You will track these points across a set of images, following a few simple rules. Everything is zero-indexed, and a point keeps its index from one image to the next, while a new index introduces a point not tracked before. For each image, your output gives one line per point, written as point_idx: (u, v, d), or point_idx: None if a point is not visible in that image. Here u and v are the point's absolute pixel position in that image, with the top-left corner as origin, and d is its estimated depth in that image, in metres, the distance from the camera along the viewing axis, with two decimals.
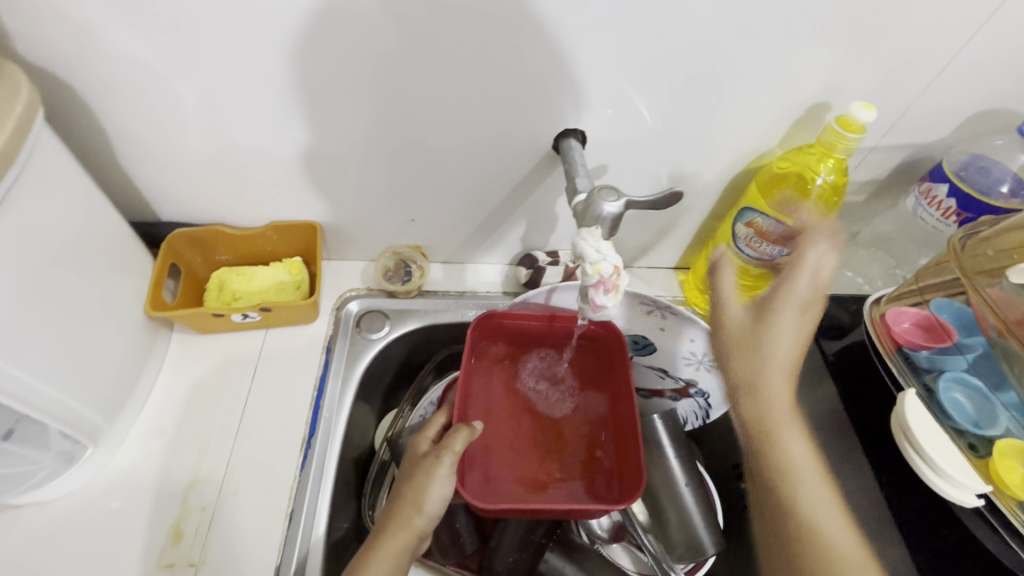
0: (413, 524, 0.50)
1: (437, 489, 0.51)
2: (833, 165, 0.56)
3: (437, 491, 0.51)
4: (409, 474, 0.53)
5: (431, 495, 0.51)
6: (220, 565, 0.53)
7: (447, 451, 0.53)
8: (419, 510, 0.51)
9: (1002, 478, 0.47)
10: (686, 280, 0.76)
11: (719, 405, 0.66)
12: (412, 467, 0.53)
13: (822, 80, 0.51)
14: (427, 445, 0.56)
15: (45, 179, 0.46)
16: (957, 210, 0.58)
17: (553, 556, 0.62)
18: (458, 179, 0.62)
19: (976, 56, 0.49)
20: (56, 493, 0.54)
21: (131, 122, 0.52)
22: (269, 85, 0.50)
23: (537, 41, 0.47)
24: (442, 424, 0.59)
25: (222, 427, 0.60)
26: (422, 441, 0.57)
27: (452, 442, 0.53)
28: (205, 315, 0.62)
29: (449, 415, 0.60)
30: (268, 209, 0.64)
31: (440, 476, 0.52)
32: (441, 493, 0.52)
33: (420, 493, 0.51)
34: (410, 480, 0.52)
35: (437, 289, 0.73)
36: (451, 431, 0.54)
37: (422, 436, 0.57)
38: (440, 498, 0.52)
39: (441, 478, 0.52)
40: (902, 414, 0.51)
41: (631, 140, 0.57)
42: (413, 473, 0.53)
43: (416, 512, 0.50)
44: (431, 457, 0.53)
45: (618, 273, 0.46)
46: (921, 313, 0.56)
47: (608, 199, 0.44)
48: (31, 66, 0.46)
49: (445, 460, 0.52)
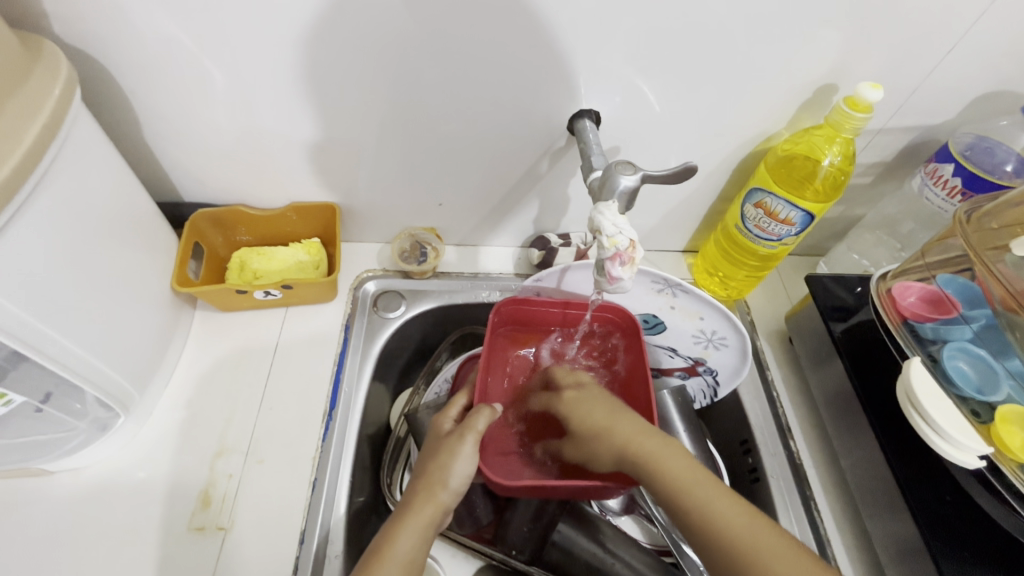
0: (439, 498, 0.51)
1: (462, 466, 0.52)
2: (841, 145, 0.57)
3: (460, 469, 0.52)
4: (434, 452, 0.54)
5: (455, 471, 0.52)
6: (247, 528, 0.55)
7: (470, 430, 0.54)
8: (444, 485, 0.51)
9: (1004, 442, 0.49)
10: (695, 263, 0.78)
11: (727, 383, 0.68)
12: (436, 445, 0.55)
13: (832, 62, 0.52)
14: (451, 424, 0.58)
15: (82, 154, 0.48)
16: (962, 188, 0.59)
17: (567, 528, 0.60)
18: (474, 161, 0.63)
19: (984, 38, 0.50)
20: (90, 460, 0.57)
21: (160, 103, 0.54)
22: (294, 66, 0.51)
23: (555, 22, 0.49)
24: (462, 405, 0.60)
25: (245, 400, 0.62)
26: (445, 421, 0.58)
27: (474, 421, 0.55)
28: (229, 292, 0.63)
29: (469, 397, 0.62)
30: (288, 190, 0.66)
31: (464, 453, 0.53)
32: (466, 470, 0.53)
33: (444, 469, 0.52)
34: (435, 457, 0.54)
35: (451, 270, 0.75)
36: (474, 412, 0.56)
37: (444, 416, 0.59)
38: (465, 474, 0.52)
39: (465, 456, 0.53)
40: (905, 381, 0.53)
41: (644, 122, 0.58)
42: (437, 451, 0.54)
43: (441, 487, 0.51)
44: (454, 436, 0.55)
45: (634, 246, 0.48)
46: (928, 288, 0.57)
47: (626, 173, 0.46)
48: (67, 46, 0.48)
49: (468, 439, 0.54)
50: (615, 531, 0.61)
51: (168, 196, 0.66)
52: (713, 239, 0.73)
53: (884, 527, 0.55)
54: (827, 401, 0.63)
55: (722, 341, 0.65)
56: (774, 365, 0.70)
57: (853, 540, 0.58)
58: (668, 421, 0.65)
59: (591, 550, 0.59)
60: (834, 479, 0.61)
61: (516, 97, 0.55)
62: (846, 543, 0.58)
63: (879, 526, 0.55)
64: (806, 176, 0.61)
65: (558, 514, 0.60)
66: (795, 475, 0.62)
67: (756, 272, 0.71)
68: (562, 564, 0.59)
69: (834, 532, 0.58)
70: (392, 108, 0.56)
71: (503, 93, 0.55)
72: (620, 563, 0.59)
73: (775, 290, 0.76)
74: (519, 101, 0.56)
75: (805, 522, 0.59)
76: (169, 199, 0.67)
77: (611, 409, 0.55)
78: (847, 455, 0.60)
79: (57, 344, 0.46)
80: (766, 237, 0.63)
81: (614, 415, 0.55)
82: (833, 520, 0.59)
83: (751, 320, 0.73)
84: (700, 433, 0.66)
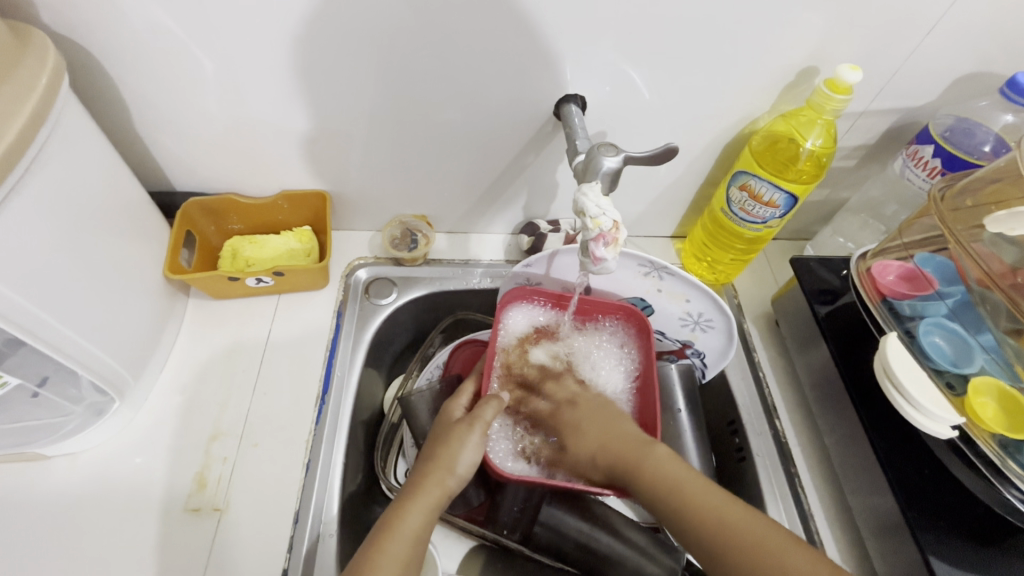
0: (447, 484, 0.52)
1: (469, 454, 0.54)
2: (822, 128, 0.58)
3: (468, 456, 0.54)
4: (443, 437, 0.55)
5: (463, 458, 0.53)
6: (243, 508, 0.56)
7: (479, 420, 0.56)
8: (451, 472, 0.53)
9: (976, 413, 0.51)
10: (683, 248, 0.79)
11: (714, 365, 0.69)
12: (445, 431, 0.56)
13: (811, 46, 0.53)
14: (460, 412, 0.59)
15: (71, 138, 0.48)
16: (942, 169, 0.60)
17: (553, 508, 0.60)
18: (462, 148, 0.63)
19: (961, 22, 0.51)
20: (85, 445, 0.58)
21: (150, 92, 0.55)
22: (282, 55, 0.52)
23: (539, 8, 0.49)
24: (472, 392, 0.62)
25: (238, 386, 0.63)
26: (455, 408, 0.59)
27: (483, 412, 0.56)
28: (221, 279, 0.64)
29: (478, 384, 0.63)
30: (279, 179, 0.66)
31: (472, 442, 0.54)
32: (473, 458, 0.54)
33: (452, 457, 0.53)
34: (444, 444, 0.54)
35: (443, 257, 0.76)
36: (482, 402, 0.57)
37: (455, 403, 0.60)
38: (471, 462, 0.54)
39: (473, 445, 0.54)
40: (882, 356, 0.54)
41: (630, 109, 0.59)
42: (445, 437, 0.55)
43: (449, 473, 0.52)
44: (463, 424, 0.56)
45: (617, 227, 0.49)
46: (906, 266, 0.59)
47: (608, 155, 0.47)
48: (56, 35, 0.49)
49: (477, 429, 0.55)
50: (610, 511, 0.61)
51: (159, 185, 0.67)
52: (701, 224, 0.74)
53: (864, 502, 0.56)
54: (812, 380, 0.65)
55: (708, 323, 0.66)
56: (760, 347, 0.71)
57: (836, 515, 0.59)
58: (671, 401, 0.66)
59: (578, 528, 0.59)
60: (817, 457, 0.63)
61: (501, 83, 0.56)
62: (830, 519, 0.59)
63: (860, 501, 0.57)
64: (789, 159, 0.61)
65: (547, 495, 0.60)
66: (779, 453, 0.63)
67: (743, 256, 0.72)
68: (554, 543, 0.60)
69: (818, 508, 0.59)
70: (381, 95, 0.56)
71: (490, 79, 0.55)
72: (616, 543, 0.59)
73: (761, 275, 0.77)
74: (506, 88, 0.56)
75: (790, 499, 0.60)
76: (160, 187, 0.67)
77: (607, 420, 0.59)
78: (830, 432, 0.61)
79: (52, 329, 0.47)
80: (751, 220, 0.64)
81: (608, 426, 0.58)
82: (818, 496, 0.60)
83: (738, 303, 0.74)
84: (699, 414, 0.66)
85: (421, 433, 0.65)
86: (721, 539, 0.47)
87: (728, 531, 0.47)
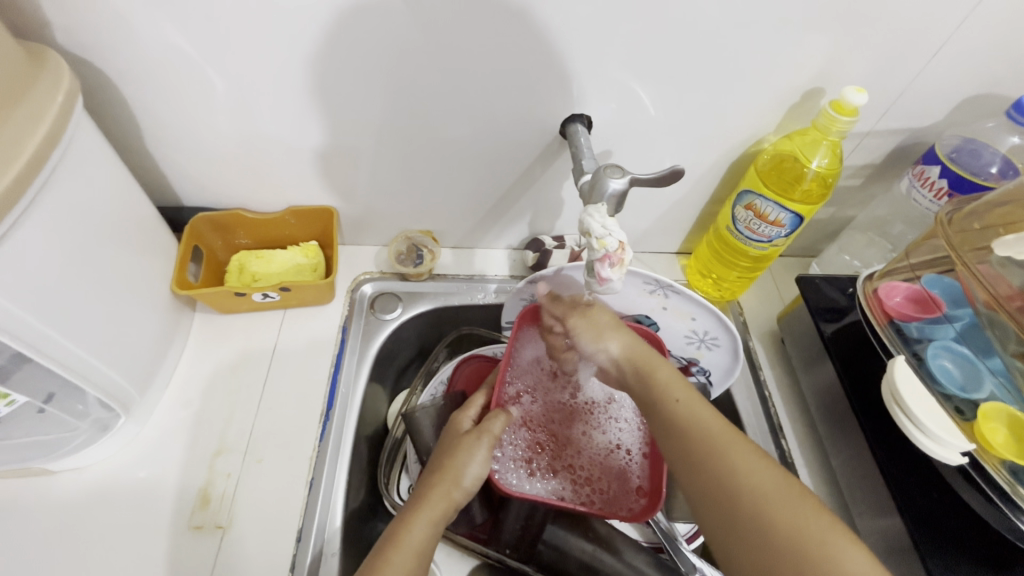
0: (452, 496, 0.52)
1: (476, 467, 0.54)
2: (828, 148, 0.58)
3: (475, 470, 0.54)
4: (451, 448, 0.55)
5: (469, 471, 0.54)
6: (246, 524, 0.56)
7: (486, 433, 0.56)
8: (458, 484, 0.53)
9: (986, 438, 0.51)
10: (688, 264, 0.79)
11: (720, 383, 0.68)
12: (452, 442, 0.56)
13: (817, 67, 0.53)
14: (469, 424, 0.60)
15: (83, 157, 0.49)
16: (948, 190, 0.60)
17: (557, 528, 0.61)
18: (468, 166, 0.64)
19: (964, 46, 0.51)
20: (90, 460, 0.58)
21: (161, 110, 0.55)
22: (291, 74, 0.52)
23: (546, 31, 0.50)
24: (481, 405, 0.62)
25: (243, 401, 0.63)
26: (463, 420, 0.60)
27: (491, 425, 0.57)
28: (228, 294, 0.64)
29: (488, 396, 0.63)
30: (287, 195, 0.67)
31: (480, 455, 0.55)
32: (479, 472, 0.54)
33: (459, 468, 0.53)
34: (451, 455, 0.55)
35: (448, 272, 0.76)
36: (491, 415, 0.58)
37: (463, 415, 0.60)
38: (477, 475, 0.54)
39: (480, 459, 0.54)
40: (891, 379, 0.54)
41: (635, 128, 0.59)
42: (452, 449, 0.55)
43: (455, 485, 0.52)
44: (471, 437, 0.56)
45: (623, 248, 0.49)
46: (913, 288, 0.59)
47: (614, 176, 0.47)
48: (70, 55, 0.49)
49: (485, 442, 0.56)
50: (613, 531, 0.61)
51: (167, 200, 0.67)
52: (706, 240, 0.74)
53: (873, 525, 0.56)
54: (818, 400, 0.64)
55: (714, 341, 0.66)
56: (766, 365, 0.71)
57: None
58: None
59: (582, 548, 0.60)
60: (825, 479, 0.62)
61: (509, 102, 0.56)
62: None
63: (868, 524, 0.56)
64: (794, 178, 0.61)
65: (550, 514, 0.61)
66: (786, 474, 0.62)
67: (748, 273, 0.72)
68: (555, 563, 0.60)
69: None
70: (389, 114, 0.57)
71: (497, 97, 0.56)
72: (618, 562, 0.59)
73: (767, 291, 0.77)
74: (514, 107, 0.57)
75: None
76: (169, 202, 0.68)
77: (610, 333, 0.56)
78: (836, 454, 0.61)
79: (60, 346, 0.48)
80: (757, 238, 0.64)
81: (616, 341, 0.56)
82: None
83: (744, 321, 0.74)
84: None
85: (425, 449, 0.65)
86: (686, 440, 0.47)
87: (713, 456, 0.45)
